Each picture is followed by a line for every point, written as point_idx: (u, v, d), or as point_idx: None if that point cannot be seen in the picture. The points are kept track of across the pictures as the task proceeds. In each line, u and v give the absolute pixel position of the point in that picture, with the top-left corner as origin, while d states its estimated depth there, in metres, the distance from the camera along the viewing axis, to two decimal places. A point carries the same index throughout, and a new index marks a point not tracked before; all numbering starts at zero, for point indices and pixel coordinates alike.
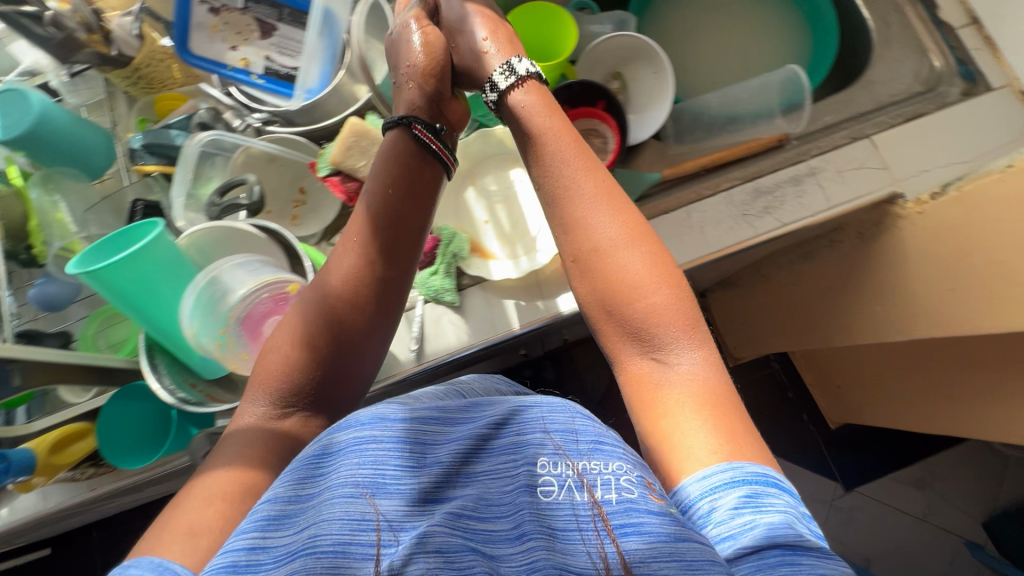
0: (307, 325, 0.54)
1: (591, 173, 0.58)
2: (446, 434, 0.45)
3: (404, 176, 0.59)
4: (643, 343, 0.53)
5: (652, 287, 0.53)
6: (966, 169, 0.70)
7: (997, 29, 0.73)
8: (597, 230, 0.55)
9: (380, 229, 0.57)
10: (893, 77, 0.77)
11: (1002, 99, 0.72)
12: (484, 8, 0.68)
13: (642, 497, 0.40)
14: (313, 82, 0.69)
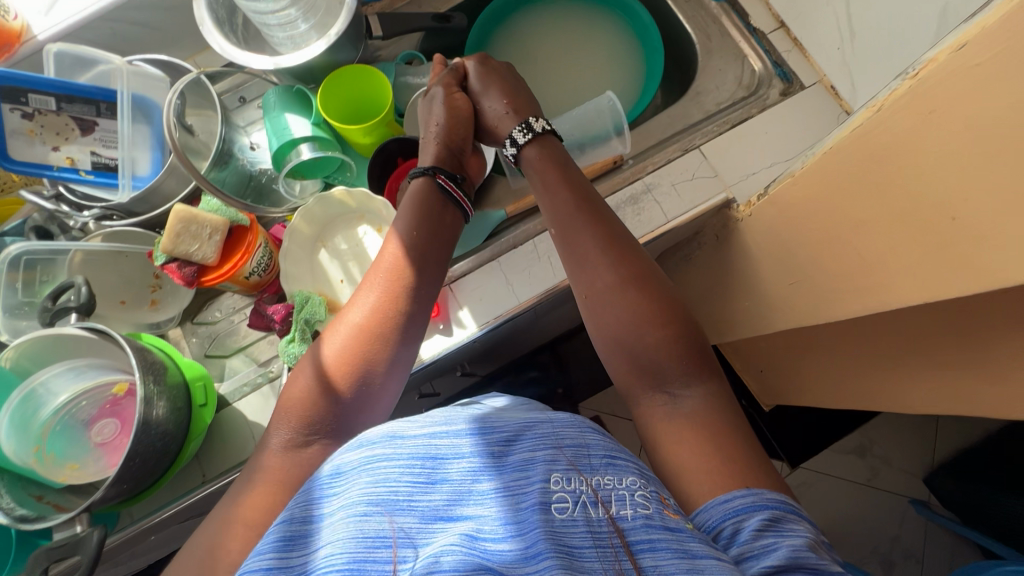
0: (340, 354, 0.55)
1: (594, 216, 0.64)
2: (458, 447, 0.46)
3: (425, 216, 0.63)
4: (652, 377, 0.58)
5: (656, 324, 0.59)
6: (788, 167, 0.73)
7: (801, 31, 0.76)
8: (604, 271, 0.62)
9: (405, 268, 0.60)
10: (719, 85, 0.81)
11: (816, 96, 0.76)
12: (503, 74, 0.75)
13: (659, 513, 0.42)
14: (143, 169, 0.71)
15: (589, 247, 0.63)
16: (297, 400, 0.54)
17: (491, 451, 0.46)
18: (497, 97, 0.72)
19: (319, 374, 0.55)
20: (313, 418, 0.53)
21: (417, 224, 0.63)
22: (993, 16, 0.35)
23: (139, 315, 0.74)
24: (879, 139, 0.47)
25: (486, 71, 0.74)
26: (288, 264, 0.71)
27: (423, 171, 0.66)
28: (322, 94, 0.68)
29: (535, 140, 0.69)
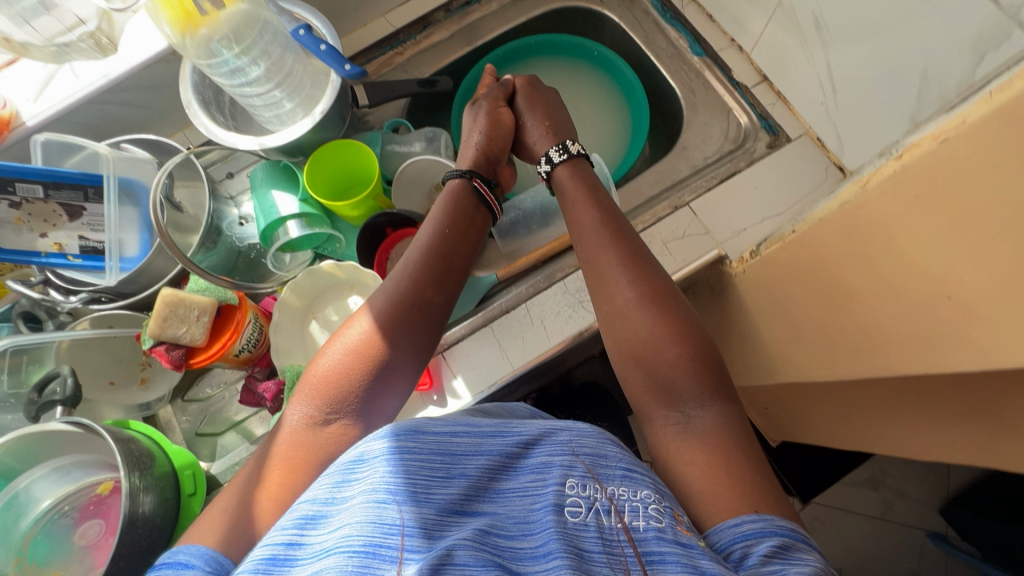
0: (365, 339, 0.54)
1: (616, 230, 0.66)
2: (479, 446, 0.46)
3: (456, 221, 0.66)
4: (667, 394, 0.56)
5: (676, 336, 0.58)
6: (779, 222, 0.72)
7: (784, 85, 0.77)
8: (625, 287, 0.62)
9: (436, 266, 0.61)
10: (705, 140, 0.81)
11: (802, 149, 0.76)
12: (549, 99, 0.81)
13: (671, 528, 0.41)
14: (132, 250, 0.71)
15: (612, 260, 0.64)
16: (317, 379, 0.53)
17: (510, 454, 0.46)
18: (539, 118, 0.78)
19: (345, 356, 0.54)
20: (331, 399, 0.52)
21: (451, 223, 0.65)
22: (968, 114, 0.35)
23: (132, 395, 0.73)
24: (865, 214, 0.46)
25: (533, 94, 0.81)
26: (279, 338, 0.71)
27: (459, 172, 0.70)
28: (309, 167, 0.67)
29: (566, 161, 0.73)
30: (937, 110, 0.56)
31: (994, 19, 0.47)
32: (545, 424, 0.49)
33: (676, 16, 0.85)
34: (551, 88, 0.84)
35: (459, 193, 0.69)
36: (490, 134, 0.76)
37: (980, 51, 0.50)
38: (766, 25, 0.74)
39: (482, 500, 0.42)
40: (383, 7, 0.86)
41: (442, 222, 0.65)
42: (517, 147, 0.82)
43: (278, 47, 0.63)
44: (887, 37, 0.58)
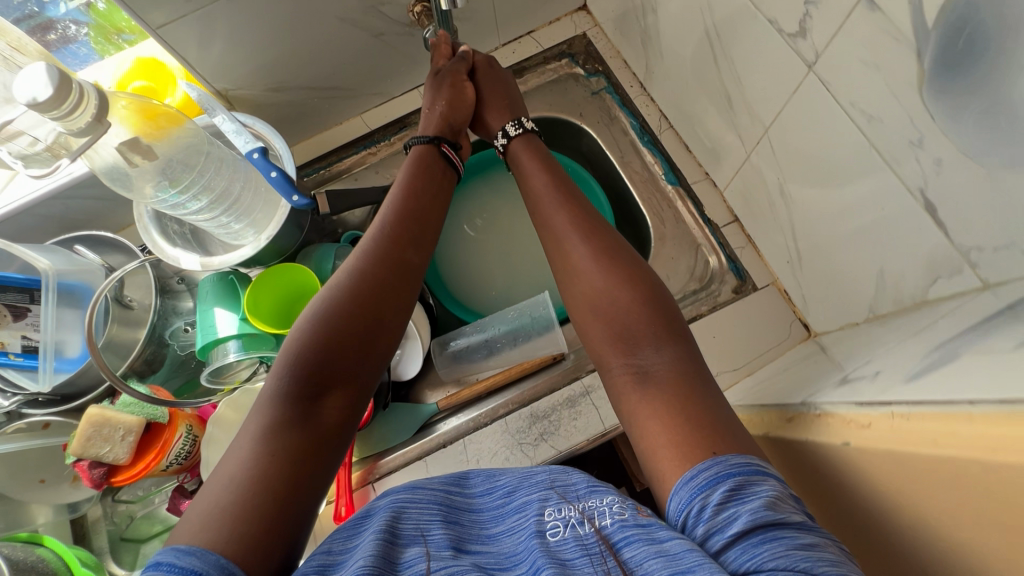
0: (335, 297, 0.53)
1: (571, 199, 0.62)
2: (472, 501, 0.48)
3: (426, 180, 0.66)
4: (625, 343, 0.51)
5: (627, 286, 0.54)
6: (735, 379, 0.69)
7: (753, 230, 0.74)
8: (580, 245, 0.58)
9: (402, 227, 0.60)
10: (670, 275, 0.78)
11: (769, 299, 0.72)
12: (508, 80, 0.78)
13: (632, 515, 0.40)
14: (73, 349, 0.70)
15: (563, 223, 0.61)
16: (291, 349, 0.50)
17: (497, 505, 0.47)
18: (496, 96, 0.76)
19: (315, 320, 0.51)
20: (309, 363, 0.48)
21: (417, 185, 0.65)
22: (871, 424, 0.33)
23: (61, 494, 0.71)
24: (787, 451, 0.43)
25: (490, 71, 0.77)
26: (209, 452, 0.70)
27: (425, 139, 0.70)
28: (251, 289, 0.67)
29: (520, 136, 0.71)
30: (893, 312, 0.53)
31: (946, 251, 0.44)
32: (520, 471, 0.50)
33: (653, 140, 0.83)
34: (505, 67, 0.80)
35: (425, 156, 0.68)
36: (453, 106, 0.73)
37: (932, 274, 0.46)
38: (737, 171, 0.72)
39: (474, 541, 0.44)
40: (360, 107, 0.86)
41: (408, 187, 0.64)
42: (475, 124, 0.79)
43: (222, 180, 0.65)
44: (845, 225, 0.55)
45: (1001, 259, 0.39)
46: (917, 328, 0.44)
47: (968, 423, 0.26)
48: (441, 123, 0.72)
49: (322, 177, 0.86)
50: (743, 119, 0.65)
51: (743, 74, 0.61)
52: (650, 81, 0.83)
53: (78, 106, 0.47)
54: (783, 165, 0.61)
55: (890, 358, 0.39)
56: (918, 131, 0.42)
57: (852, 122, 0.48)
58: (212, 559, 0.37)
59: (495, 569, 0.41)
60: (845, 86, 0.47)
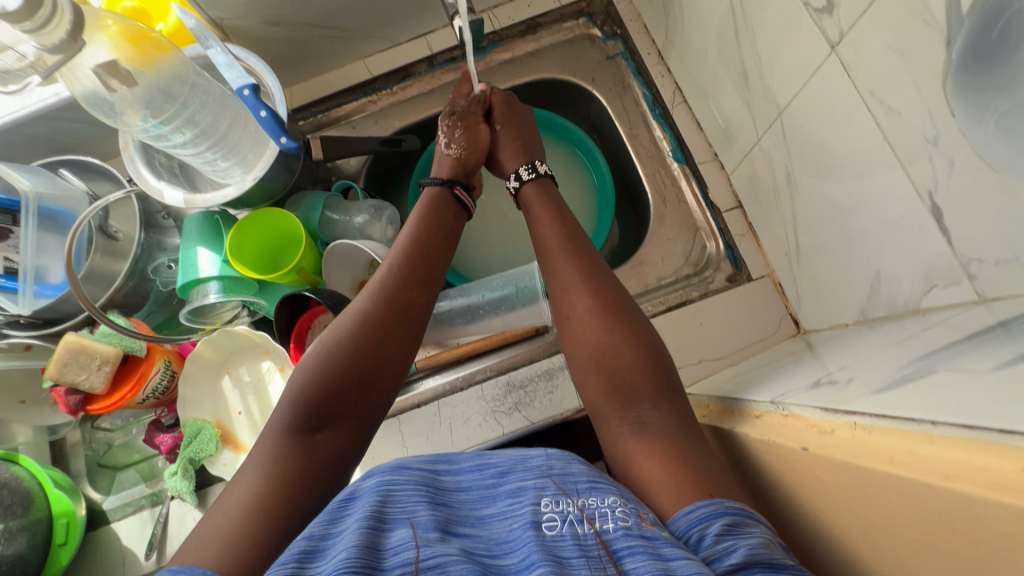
0: (337, 337, 0.51)
1: (580, 254, 0.60)
2: (459, 482, 0.43)
3: (434, 213, 0.64)
4: (623, 396, 0.50)
5: (626, 340, 0.52)
6: (715, 368, 0.68)
7: (755, 219, 0.71)
8: (581, 299, 0.56)
9: (409, 265, 0.58)
10: (665, 257, 0.76)
11: (762, 291, 0.70)
12: (528, 119, 0.75)
13: (637, 523, 0.36)
14: (54, 276, 0.69)
15: (571, 276, 0.58)
16: (294, 385, 0.49)
17: (485, 487, 0.42)
18: (512, 136, 0.72)
19: (314, 360, 0.50)
20: (311, 397, 0.48)
21: (428, 227, 0.62)
22: (834, 432, 0.31)
23: (42, 415, 0.72)
24: (745, 450, 0.42)
25: (510, 111, 0.74)
26: (187, 388, 0.70)
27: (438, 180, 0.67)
28: (235, 231, 0.66)
29: (533, 181, 0.68)
30: (883, 317, 0.51)
31: (946, 260, 0.42)
32: (514, 455, 0.46)
33: (664, 114, 0.80)
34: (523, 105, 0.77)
35: (438, 199, 0.66)
36: (471, 148, 0.71)
37: (929, 283, 0.44)
38: (746, 153, 0.68)
39: (463, 524, 0.38)
40: (363, 51, 0.82)
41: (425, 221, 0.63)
42: (492, 166, 0.75)
43: (209, 114, 0.62)
44: (847, 222, 0.53)
45: (1001, 274, 0.37)
46: (902, 336, 0.42)
47: (928, 442, 0.24)
48: (458, 166, 0.70)
49: (319, 122, 0.84)
50: (758, 100, 0.61)
51: (763, 52, 0.57)
52: (668, 50, 0.78)
53: (50, 20, 0.44)
54: (793, 153, 0.58)
55: (868, 365, 0.38)
56: (936, 128, 0.39)
57: (869, 112, 0.45)
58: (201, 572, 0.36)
59: (484, 556, 0.35)
60: (868, 72, 0.44)
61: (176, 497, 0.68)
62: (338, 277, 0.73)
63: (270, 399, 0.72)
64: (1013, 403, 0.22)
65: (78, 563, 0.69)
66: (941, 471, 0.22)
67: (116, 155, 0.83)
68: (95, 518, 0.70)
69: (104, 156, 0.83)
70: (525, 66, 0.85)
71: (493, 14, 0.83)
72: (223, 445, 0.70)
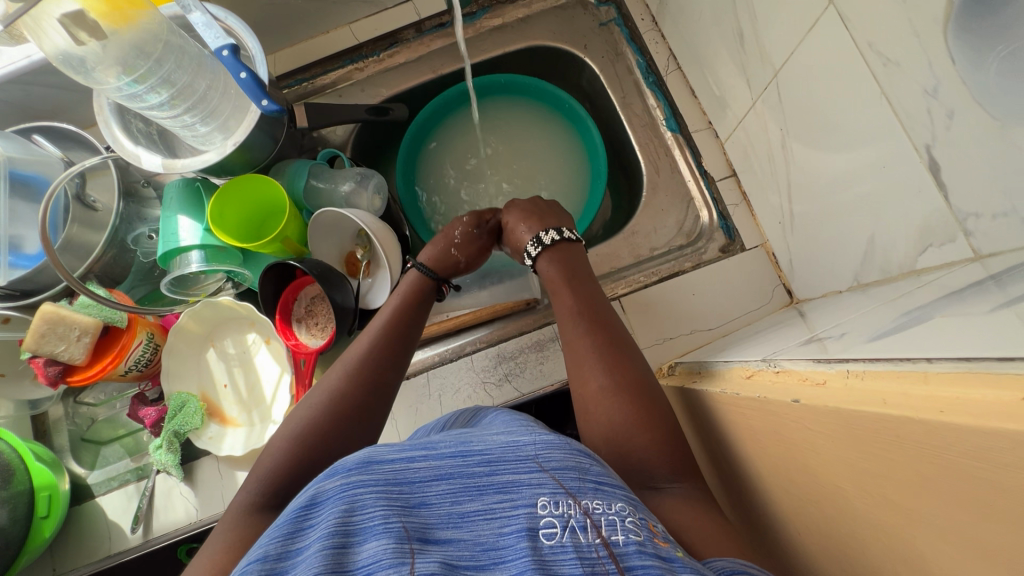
0: (313, 418, 0.50)
1: (597, 326, 0.56)
2: (439, 469, 0.36)
3: (419, 293, 0.63)
4: (635, 472, 0.46)
5: (647, 424, 0.48)
6: (708, 338, 0.67)
7: (749, 188, 0.70)
8: (594, 377, 0.52)
9: (393, 342, 0.57)
10: (658, 228, 0.75)
11: (755, 261, 0.69)
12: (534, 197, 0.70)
13: (650, 540, 0.34)
14: (31, 247, 0.67)
15: (585, 348, 0.54)
16: (268, 462, 0.47)
17: (471, 473, 0.36)
18: (517, 215, 0.67)
19: (286, 441, 0.48)
20: (284, 477, 0.46)
21: (407, 307, 0.61)
22: (825, 383, 0.30)
23: (22, 390, 0.71)
24: (735, 410, 0.41)
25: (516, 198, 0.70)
26: (171, 361, 0.69)
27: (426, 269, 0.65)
28: (216, 198, 0.64)
29: (554, 248, 0.63)
30: (877, 281, 0.50)
31: (942, 217, 0.41)
32: (503, 439, 0.40)
33: (658, 82, 0.78)
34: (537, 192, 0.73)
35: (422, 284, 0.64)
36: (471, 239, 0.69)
37: (924, 242, 0.44)
38: (740, 120, 0.67)
39: (444, 525, 0.33)
40: (349, 16, 0.80)
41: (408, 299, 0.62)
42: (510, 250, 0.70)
43: (186, 75, 0.60)
44: (843, 185, 0.51)
45: (998, 228, 0.37)
46: (896, 295, 0.42)
47: (922, 381, 0.23)
48: (454, 255, 0.67)
49: (304, 91, 0.81)
50: (753, 62, 0.60)
51: (759, 10, 0.55)
52: (662, 15, 0.76)
53: None
54: (788, 116, 0.57)
55: (862, 321, 0.37)
56: (935, 78, 0.38)
57: (868, 67, 0.43)
58: None
59: (468, 567, 0.31)
60: (867, 23, 0.42)
61: (161, 471, 0.67)
62: (324, 249, 0.72)
63: (257, 372, 0.71)
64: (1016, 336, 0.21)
65: (63, 537, 0.68)
66: (937, 406, 0.22)
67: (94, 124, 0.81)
68: (80, 492, 0.70)
69: (81, 124, 0.80)
70: (516, 32, 0.82)
71: None
72: (209, 419, 0.69)
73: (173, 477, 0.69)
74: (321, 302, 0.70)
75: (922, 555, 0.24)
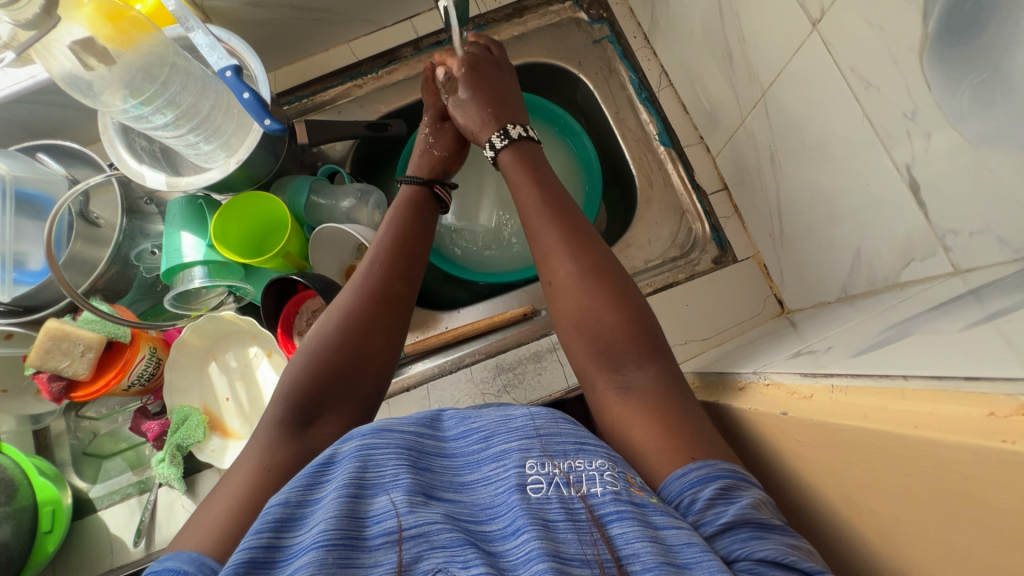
0: (322, 331, 0.52)
1: (562, 218, 0.56)
2: (441, 446, 0.40)
3: (419, 205, 0.66)
4: (607, 358, 0.47)
5: (614, 304, 0.49)
6: (702, 348, 0.69)
7: (740, 201, 0.72)
8: (562, 265, 0.53)
9: (397, 258, 0.59)
10: (652, 240, 0.77)
11: (747, 272, 0.71)
12: (488, 80, 0.70)
13: (626, 488, 0.35)
14: (36, 264, 0.68)
15: (552, 238, 0.55)
16: (290, 374, 0.50)
17: (470, 448, 0.40)
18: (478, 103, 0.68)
19: (302, 352, 0.51)
20: (303, 388, 0.48)
21: (404, 226, 0.62)
22: (813, 396, 0.31)
23: (25, 405, 0.71)
24: (730, 421, 0.43)
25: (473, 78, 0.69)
26: (173, 376, 0.70)
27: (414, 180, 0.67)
28: (219, 215, 0.65)
29: (513, 144, 0.64)
30: (864, 293, 0.52)
31: (923, 233, 0.43)
32: (498, 413, 0.43)
33: (650, 98, 0.80)
34: (490, 61, 0.71)
35: (418, 200, 0.66)
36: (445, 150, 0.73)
37: (907, 257, 0.45)
38: (731, 136, 0.69)
39: (446, 488, 0.37)
40: (348, 34, 0.81)
41: (407, 218, 0.63)
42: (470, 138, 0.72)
43: (190, 96, 0.61)
44: (830, 202, 0.53)
45: (975, 245, 0.38)
46: (880, 308, 0.43)
47: (899, 397, 0.24)
48: (435, 167, 0.71)
49: (304, 107, 0.83)
50: (742, 80, 0.62)
51: (747, 30, 0.57)
52: (654, 33, 0.78)
53: None
54: (777, 133, 0.58)
55: (849, 334, 0.39)
56: (914, 102, 0.40)
57: (850, 90, 0.45)
58: (185, 556, 0.35)
59: (467, 521, 0.35)
60: (848, 47, 0.44)
61: (164, 484, 0.68)
62: (324, 262, 0.72)
63: (258, 386, 0.72)
64: (988, 358, 0.23)
65: (65, 552, 0.68)
66: (911, 421, 0.23)
67: (97, 141, 0.82)
68: (82, 507, 0.70)
69: (84, 141, 0.81)
70: (512, 49, 0.84)
71: None
72: (210, 432, 0.70)
73: (175, 490, 0.69)
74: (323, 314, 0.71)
75: (909, 562, 0.26)
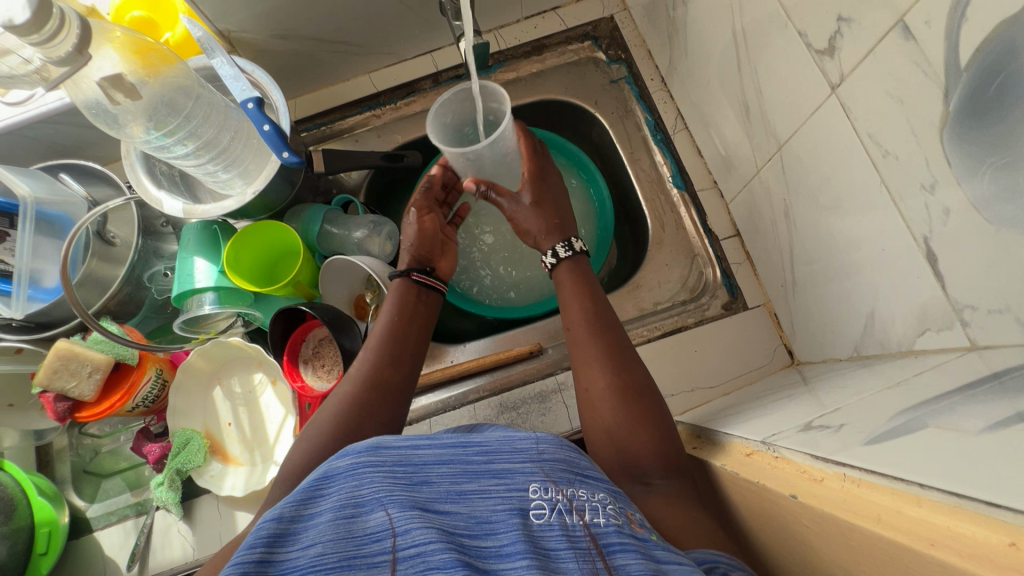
0: (325, 420, 0.53)
1: (604, 330, 0.58)
2: (440, 455, 0.39)
3: (405, 303, 0.64)
4: (629, 468, 0.50)
5: (643, 421, 0.51)
6: (709, 397, 0.68)
7: (752, 248, 0.71)
8: (598, 379, 0.55)
9: (392, 347, 0.60)
10: (661, 282, 0.76)
11: (756, 320, 0.70)
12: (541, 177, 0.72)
13: (626, 523, 0.37)
14: (50, 281, 0.68)
15: (592, 348, 0.57)
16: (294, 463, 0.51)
17: (467, 459, 0.40)
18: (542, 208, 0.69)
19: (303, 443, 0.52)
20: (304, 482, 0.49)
21: (397, 326, 0.62)
22: (822, 481, 0.31)
23: (29, 420, 0.71)
24: (735, 486, 0.42)
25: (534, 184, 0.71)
26: (178, 398, 0.70)
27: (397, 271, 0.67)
28: (233, 242, 0.66)
29: (568, 259, 0.65)
30: (877, 355, 0.51)
31: (939, 305, 0.42)
32: (501, 433, 0.43)
33: (665, 140, 0.81)
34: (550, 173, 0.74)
35: (407, 294, 0.65)
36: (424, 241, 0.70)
37: (922, 325, 0.45)
38: (745, 183, 0.69)
39: (443, 500, 0.37)
40: (369, 65, 0.83)
41: (402, 312, 0.63)
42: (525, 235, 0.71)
43: (212, 127, 0.62)
44: (843, 261, 0.53)
45: (993, 323, 0.38)
46: (895, 378, 0.42)
47: (914, 504, 0.24)
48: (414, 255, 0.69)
49: (322, 134, 0.84)
50: (758, 131, 0.62)
51: (765, 84, 0.57)
52: (672, 76, 0.79)
53: (60, 31, 0.46)
54: (792, 187, 0.58)
55: (861, 407, 0.38)
56: (933, 176, 0.39)
57: (867, 155, 0.45)
58: None
59: (465, 536, 0.34)
60: (867, 115, 0.44)
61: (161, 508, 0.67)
62: (334, 291, 0.73)
63: (261, 411, 0.72)
64: (1004, 474, 0.22)
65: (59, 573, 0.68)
66: (926, 537, 0.23)
67: (116, 159, 0.84)
68: (77, 527, 0.70)
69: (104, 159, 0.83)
70: (530, 86, 0.86)
71: (499, 35, 0.84)
72: (211, 457, 0.69)
73: (172, 514, 0.69)
74: (329, 343, 0.71)
75: None
